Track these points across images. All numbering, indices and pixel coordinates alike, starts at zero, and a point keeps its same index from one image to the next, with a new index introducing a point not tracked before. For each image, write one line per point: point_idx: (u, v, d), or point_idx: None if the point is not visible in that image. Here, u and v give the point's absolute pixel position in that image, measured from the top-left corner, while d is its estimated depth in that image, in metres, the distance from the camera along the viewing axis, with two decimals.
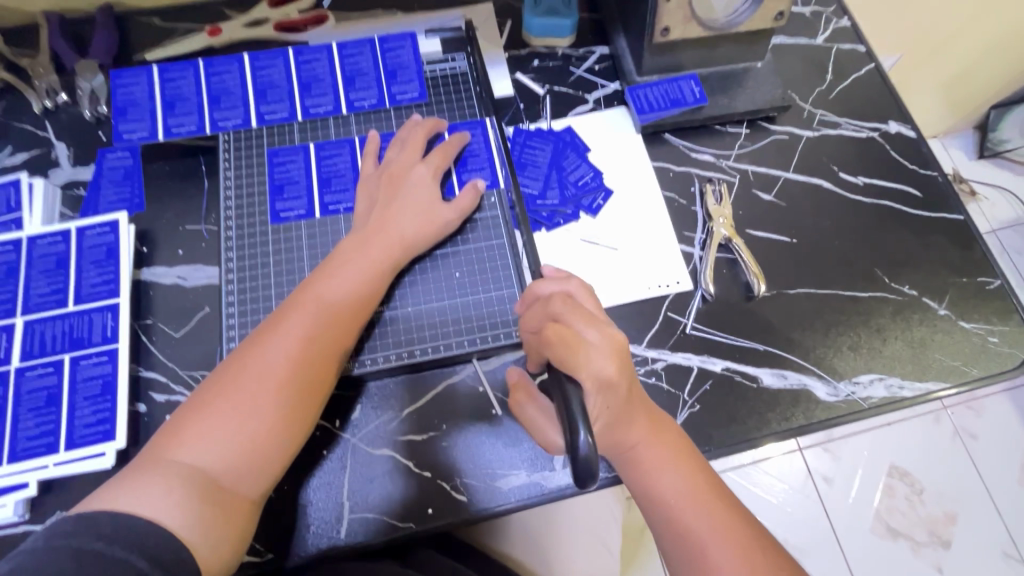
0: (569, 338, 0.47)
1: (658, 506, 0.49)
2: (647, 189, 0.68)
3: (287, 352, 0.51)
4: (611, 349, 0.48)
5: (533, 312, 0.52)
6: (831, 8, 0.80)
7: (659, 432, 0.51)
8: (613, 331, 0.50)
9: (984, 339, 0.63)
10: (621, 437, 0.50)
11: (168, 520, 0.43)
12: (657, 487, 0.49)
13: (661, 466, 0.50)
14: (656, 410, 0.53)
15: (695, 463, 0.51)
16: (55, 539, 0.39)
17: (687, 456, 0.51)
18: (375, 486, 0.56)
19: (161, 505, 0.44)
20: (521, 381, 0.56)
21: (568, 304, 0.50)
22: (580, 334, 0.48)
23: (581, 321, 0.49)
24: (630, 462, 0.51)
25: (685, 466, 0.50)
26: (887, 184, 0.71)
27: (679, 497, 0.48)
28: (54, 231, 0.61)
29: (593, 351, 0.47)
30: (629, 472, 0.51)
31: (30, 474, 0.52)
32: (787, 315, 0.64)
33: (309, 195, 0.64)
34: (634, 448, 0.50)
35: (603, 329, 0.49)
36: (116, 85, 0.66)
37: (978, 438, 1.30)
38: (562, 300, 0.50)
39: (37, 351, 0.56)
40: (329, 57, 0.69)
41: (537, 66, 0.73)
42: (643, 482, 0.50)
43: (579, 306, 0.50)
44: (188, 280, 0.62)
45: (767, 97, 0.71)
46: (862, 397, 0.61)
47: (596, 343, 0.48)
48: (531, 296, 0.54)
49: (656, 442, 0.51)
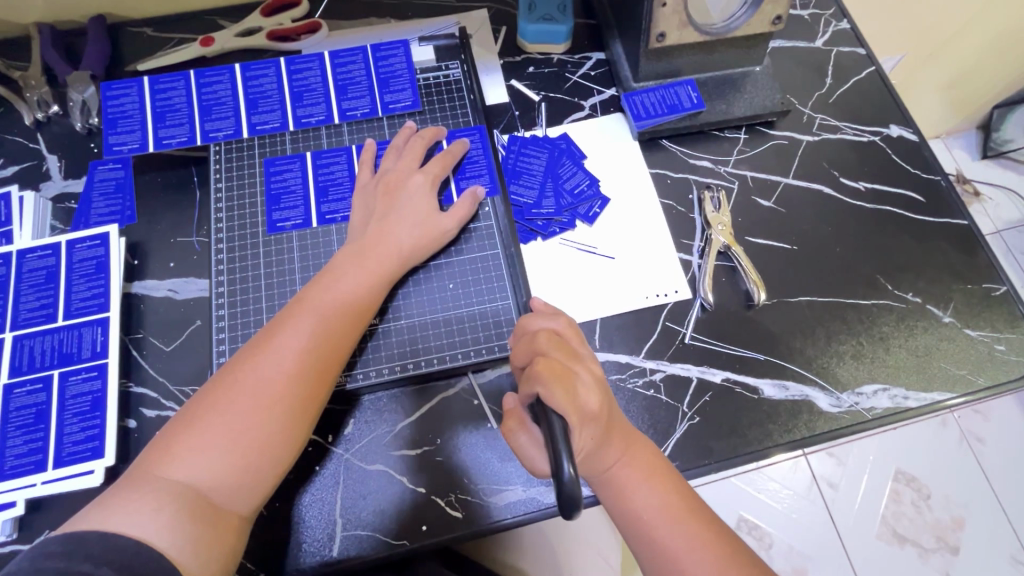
0: (559, 370, 0.46)
1: (635, 525, 0.48)
2: (644, 197, 0.67)
3: (282, 367, 0.50)
4: (596, 384, 0.48)
5: (520, 346, 0.51)
6: (830, 11, 0.79)
7: (636, 450, 0.49)
8: (592, 364, 0.50)
9: (990, 348, 0.62)
10: (599, 460, 0.48)
11: (157, 540, 0.42)
12: (633, 506, 0.48)
13: (636, 484, 0.49)
14: (632, 426, 0.51)
15: (670, 478, 0.50)
16: (39, 561, 0.38)
17: (662, 471, 0.50)
18: (369, 502, 0.55)
19: (149, 524, 0.43)
20: (516, 408, 0.50)
21: (555, 341, 0.50)
22: (569, 369, 0.48)
23: (565, 356, 0.49)
24: (606, 482, 0.49)
25: (661, 482, 0.49)
26: (888, 189, 0.69)
27: (655, 515, 0.47)
28: (44, 244, 0.60)
29: (580, 384, 0.47)
30: (604, 490, 0.50)
31: (17, 493, 0.51)
32: (788, 324, 0.62)
33: (305, 205, 0.63)
34: (611, 468, 0.49)
35: (588, 366, 0.50)
36: (106, 96, 0.65)
37: (985, 442, 1.28)
38: (547, 336, 0.50)
39: (26, 367, 0.55)
40: (322, 66, 0.68)
41: (532, 73, 0.73)
42: (619, 502, 0.49)
43: (563, 343, 0.50)
44: (180, 293, 0.62)
45: (765, 101, 0.70)
46: (866, 408, 0.60)
47: (583, 378, 0.48)
48: (519, 332, 0.53)
49: (633, 462, 0.49)
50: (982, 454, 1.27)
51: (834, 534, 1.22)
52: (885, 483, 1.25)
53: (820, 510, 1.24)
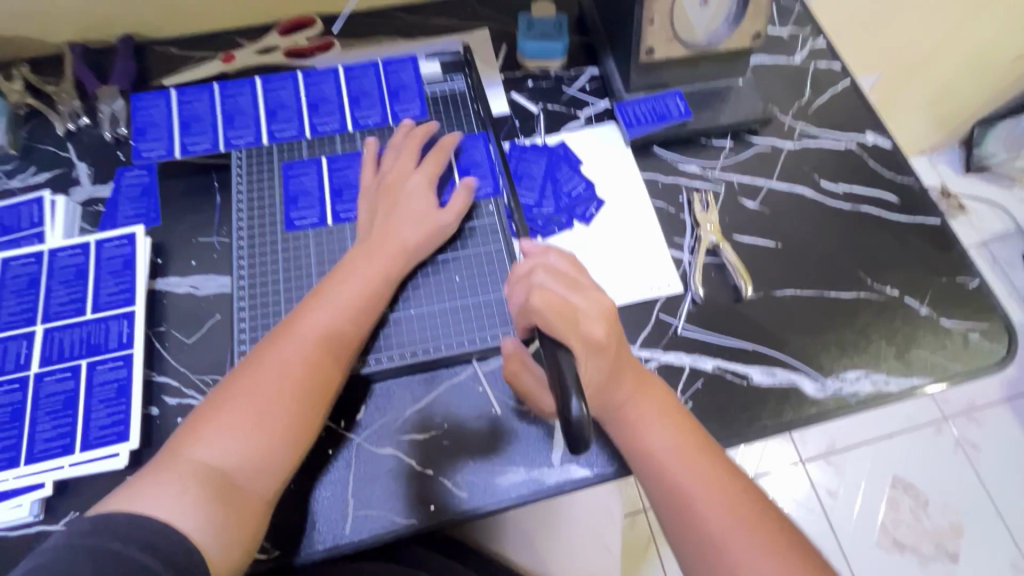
0: (558, 304, 0.50)
1: (647, 461, 0.51)
2: (638, 199, 0.72)
3: (298, 355, 0.54)
4: (600, 315, 0.51)
5: (516, 287, 0.54)
6: (807, 29, 0.85)
7: (649, 391, 0.53)
8: (602, 299, 0.52)
9: (965, 337, 0.66)
10: (610, 395, 0.52)
11: (182, 523, 0.45)
12: (646, 442, 0.51)
13: (648, 423, 0.52)
14: (644, 371, 0.55)
15: (682, 420, 0.53)
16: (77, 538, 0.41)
17: (674, 414, 0.53)
18: (379, 484, 0.57)
19: (174, 508, 0.46)
20: (517, 351, 0.57)
21: (558, 276, 0.53)
22: (571, 302, 0.51)
23: (567, 288, 0.52)
24: (619, 419, 0.53)
25: (673, 422, 0.52)
26: (866, 191, 0.74)
27: (666, 451, 0.51)
28: (74, 243, 0.64)
29: (581, 316, 0.50)
30: (616, 429, 0.53)
31: (46, 475, 0.54)
32: (774, 315, 0.66)
33: (321, 205, 0.67)
34: (623, 407, 0.53)
35: (590, 296, 0.52)
36: (136, 107, 0.70)
37: (980, 448, 1.31)
38: (545, 271, 0.53)
39: (56, 357, 0.59)
40: (336, 79, 0.73)
41: (531, 86, 0.78)
42: (632, 440, 0.52)
43: (564, 276, 0.53)
44: (200, 290, 0.65)
45: (748, 110, 0.75)
46: (850, 392, 0.63)
47: (586, 311, 0.51)
48: (516, 274, 0.56)
49: (644, 400, 0.53)
50: (977, 460, 1.30)
51: (834, 541, 1.23)
52: (883, 489, 1.27)
53: (820, 518, 1.25)
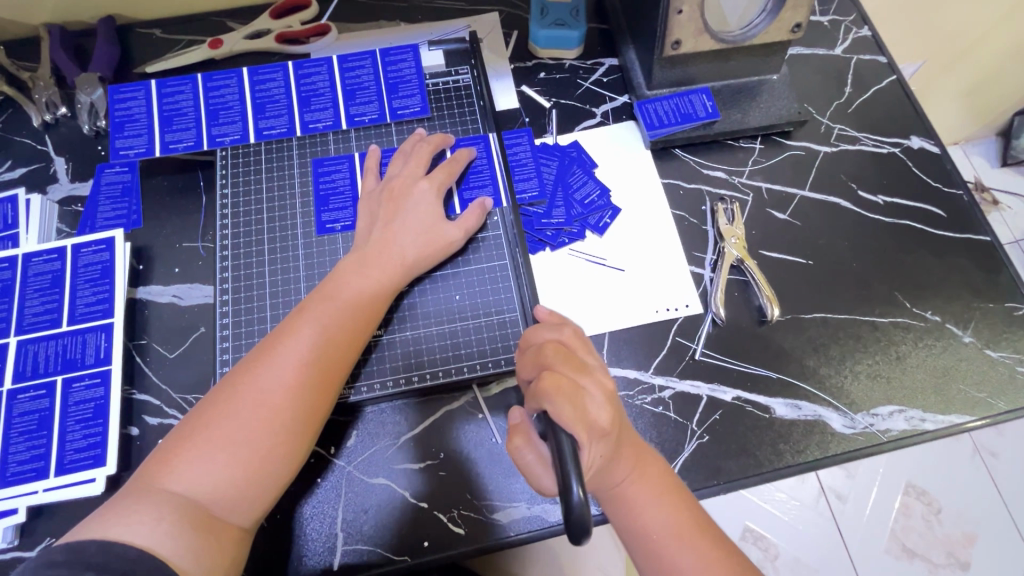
0: (566, 387, 0.45)
1: (646, 546, 0.47)
2: (656, 207, 0.66)
3: (284, 379, 0.48)
4: (606, 398, 0.47)
5: (526, 360, 0.50)
6: (850, 17, 0.77)
7: (646, 466, 0.48)
8: (603, 378, 0.48)
9: (1011, 369, 0.60)
10: (606, 476, 0.47)
11: (161, 549, 0.41)
12: (642, 524, 0.47)
13: (645, 500, 0.47)
14: (642, 443, 0.50)
15: (680, 495, 0.48)
16: (40, 570, 0.36)
17: (672, 488, 0.48)
18: (370, 516, 0.54)
19: (152, 533, 0.41)
20: (522, 424, 0.48)
21: (560, 352, 0.49)
22: (578, 384, 0.46)
23: (573, 367, 0.48)
24: (614, 497, 0.48)
25: (671, 499, 0.48)
26: (909, 204, 0.67)
27: (664, 535, 0.46)
28: (50, 248, 0.60)
29: (590, 400, 0.46)
30: (611, 507, 0.49)
31: (18, 500, 0.51)
32: (801, 340, 0.61)
33: (353, 205, 0.62)
34: (621, 485, 0.48)
35: (597, 377, 0.48)
36: (114, 99, 0.65)
37: (999, 456, 1.22)
38: (555, 349, 0.49)
39: (30, 372, 0.55)
40: (330, 70, 0.67)
41: (543, 78, 0.71)
42: (628, 518, 0.48)
43: (572, 354, 0.49)
44: (184, 300, 0.61)
45: (782, 111, 0.68)
46: (881, 429, 0.58)
47: (592, 394, 0.46)
48: (524, 344, 0.52)
49: (644, 480, 0.48)
50: (997, 472, 1.21)
51: (841, 548, 1.16)
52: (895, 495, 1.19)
53: (828, 522, 1.17)
